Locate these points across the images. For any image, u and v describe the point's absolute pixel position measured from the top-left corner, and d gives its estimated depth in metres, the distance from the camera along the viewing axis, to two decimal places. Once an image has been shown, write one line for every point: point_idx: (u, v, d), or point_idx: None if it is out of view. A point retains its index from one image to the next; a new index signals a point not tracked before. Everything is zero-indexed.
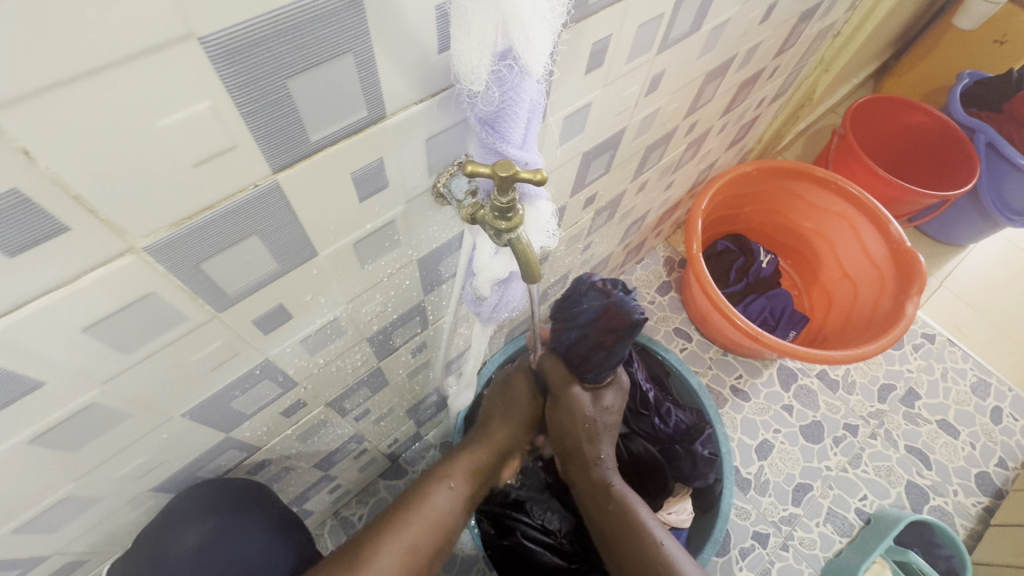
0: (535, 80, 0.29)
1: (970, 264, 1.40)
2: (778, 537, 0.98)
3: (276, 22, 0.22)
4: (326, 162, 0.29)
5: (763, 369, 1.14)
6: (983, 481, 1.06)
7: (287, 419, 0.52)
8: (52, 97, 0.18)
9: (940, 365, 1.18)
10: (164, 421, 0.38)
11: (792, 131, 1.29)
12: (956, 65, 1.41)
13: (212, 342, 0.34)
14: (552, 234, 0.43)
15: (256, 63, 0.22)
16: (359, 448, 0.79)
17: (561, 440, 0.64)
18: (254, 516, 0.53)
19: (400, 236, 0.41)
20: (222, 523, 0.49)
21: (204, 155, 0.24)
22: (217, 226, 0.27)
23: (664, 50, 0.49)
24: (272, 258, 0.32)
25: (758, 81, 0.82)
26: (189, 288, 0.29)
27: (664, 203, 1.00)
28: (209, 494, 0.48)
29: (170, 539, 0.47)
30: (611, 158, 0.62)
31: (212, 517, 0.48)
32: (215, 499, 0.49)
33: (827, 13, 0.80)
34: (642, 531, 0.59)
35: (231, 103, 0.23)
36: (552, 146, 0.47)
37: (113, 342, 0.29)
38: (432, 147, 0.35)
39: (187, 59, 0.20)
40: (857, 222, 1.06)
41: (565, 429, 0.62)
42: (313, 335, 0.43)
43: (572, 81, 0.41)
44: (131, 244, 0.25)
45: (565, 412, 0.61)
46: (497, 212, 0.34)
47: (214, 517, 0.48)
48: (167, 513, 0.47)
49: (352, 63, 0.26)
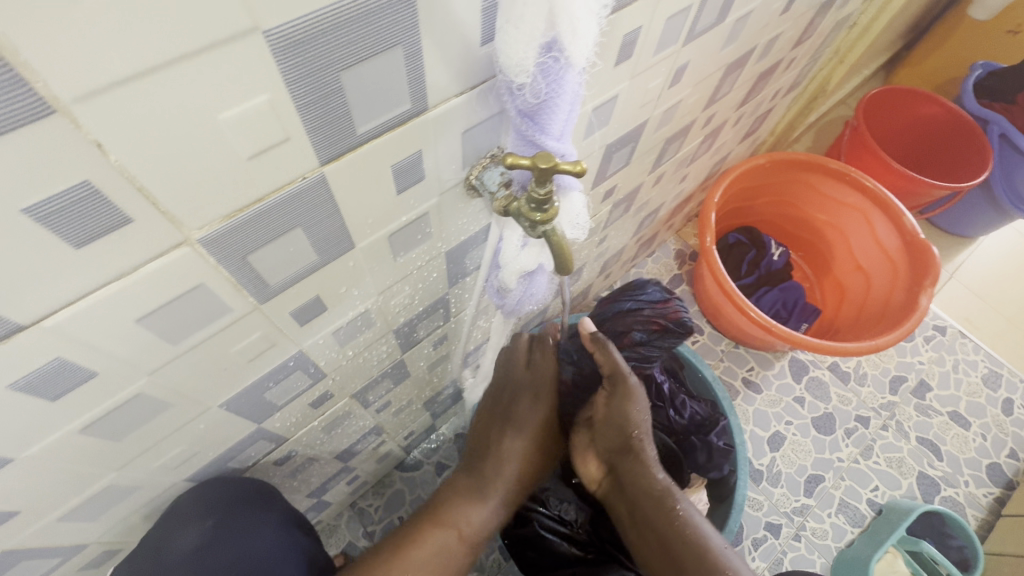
0: (577, 72, 0.30)
1: (980, 256, 1.40)
2: (790, 528, 0.99)
3: (335, 15, 0.22)
4: (369, 154, 0.29)
5: (774, 361, 1.14)
6: (994, 471, 1.07)
7: (315, 411, 0.53)
8: (125, 90, 0.19)
9: (951, 357, 1.18)
10: (203, 411, 0.38)
11: (804, 123, 1.28)
12: (969, 55, 1.40)
13: (252, 333, 0.35)
14: (581, 227, 0.43)
15: (314, 56, 0.22)
16: (377, 440, 0.79)
17: (615, 434, 0.62)
18: (269, 512, 0.52)
19: (431, 229, 0.41)
20: (227, 523, 0.47)
21: (259, 148, 0.24)
22: (265, 218, 0.28)
23: (689, 41, 0.49)
24: (313, 250, 0.33)
25: (775, 73, 0.82)
26: (235, 279, 0.30)
27: (677, 196, 1.00)
28: (215, 494, 0.47)
29: (172, 539, 0.46)
30: (632, 152, 0.62)
31: (214, 516, 0.47)
32: (218, 498, 0.47)
33: (844, 4, 0.79)
34: (696, 534, 0.55)
35: (287, 96, 0.23)
36: (579, 138, 0.47)
37: (161, 334, 0.29)
38: (468, 140, 0.35)
39: (252, 52, 0.21)
40: (870, 214, 1.06)
41: (622, 422, 0.61)
42: (345, 327, 0.44)
43: (603, 73, 0.41)
44: (187, 236, 0.25)
45: (619, 406, 0.60)
46: (533, 204, 0.34)
47: (215, 516, 0.47)
48: (172, 514, 0.46)
49: (401, 56, 0.26)
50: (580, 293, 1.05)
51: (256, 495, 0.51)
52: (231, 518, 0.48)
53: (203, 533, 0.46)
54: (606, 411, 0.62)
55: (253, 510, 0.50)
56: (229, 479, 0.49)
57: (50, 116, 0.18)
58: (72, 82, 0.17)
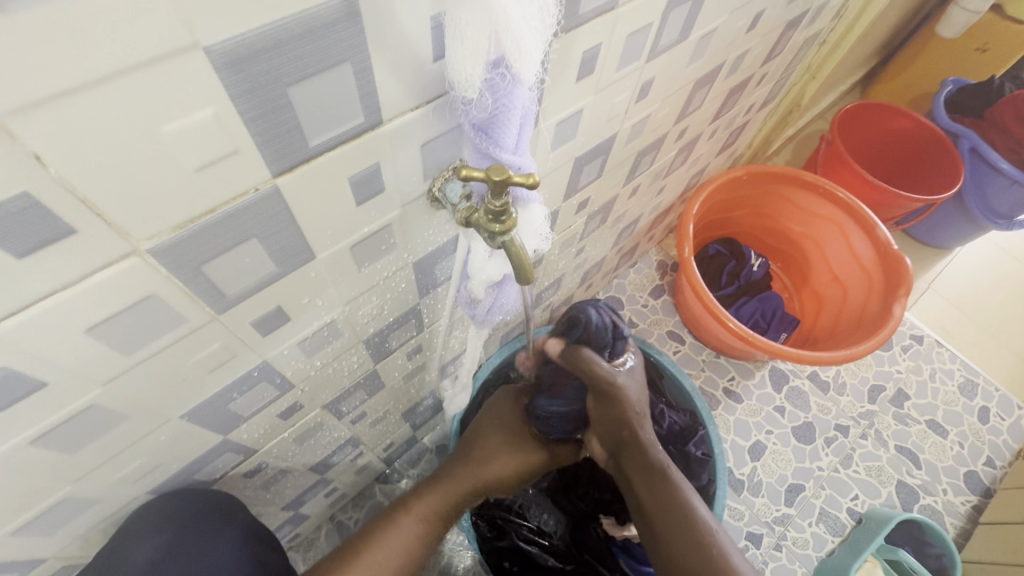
0: (527, 87, 0.30)
1: (955, 268, 1.43)
2: (771, 537, 0.99)
3: (276, 32, 0.22)
4: (325, 166, 0.30)
5: (755, 371, 1.15)
6: (972, 480, 1.08)
7: (284, 422, 0.53)
8: (63, 104, 0.19)
9: (928, 366, 1.20)
10: (163, 422, 0.38)
11: (781, 136, 1.31)
12: (941, 72, 1.45)
13: (212, 343, 0.35)
14: (545, 237, 0.44)
15: (259, 71, 0.23)
16: (355, 453, 0.79)
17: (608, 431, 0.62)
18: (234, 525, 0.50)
19: (396, 240, 0.42)
20: (183, 539, 0.45)
21: (206, 160, 0.25)
22: (218, 229, 0.28)
23: (653, 58, 0.51)
24: (271, 261, 0.33)
25: (747, 88, 0.84)
26: (189, 290, 0.30)
27: (656, 208, 1.02)
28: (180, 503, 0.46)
29: (125, 554, 0.44)
30: (603, 164, 0.63)
31: (169, 528, 0.45)
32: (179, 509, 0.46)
33: (812, 22, 0.82)
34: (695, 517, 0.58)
35: (233, 110, 0.24)
36: (544, 151, 0.48)
37: (113, 344, 0.29)
38: (428, 153, 0.36)
39: (192, 67, 0.21)
40: (845, 225, 1.08)
41: (614, 416, 0.59)
42: (311, 337, 0.44)
43: (564, 88, 0.43)
44: (136, 246, 0.25)
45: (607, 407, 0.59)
46: (491, 215, 0.35)
47: (171, 526, 0.45)
48: (132, 525, 0.45)
49: (350, 71, 0.27)
50: (561, 304, 1.05)
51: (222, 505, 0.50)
52: (187, 530, 0.46)
53: (155, 551, 0.44)
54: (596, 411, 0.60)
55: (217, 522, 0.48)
56: (198, 488, 0.49)
57: None
58: (8, 95, 0.18)
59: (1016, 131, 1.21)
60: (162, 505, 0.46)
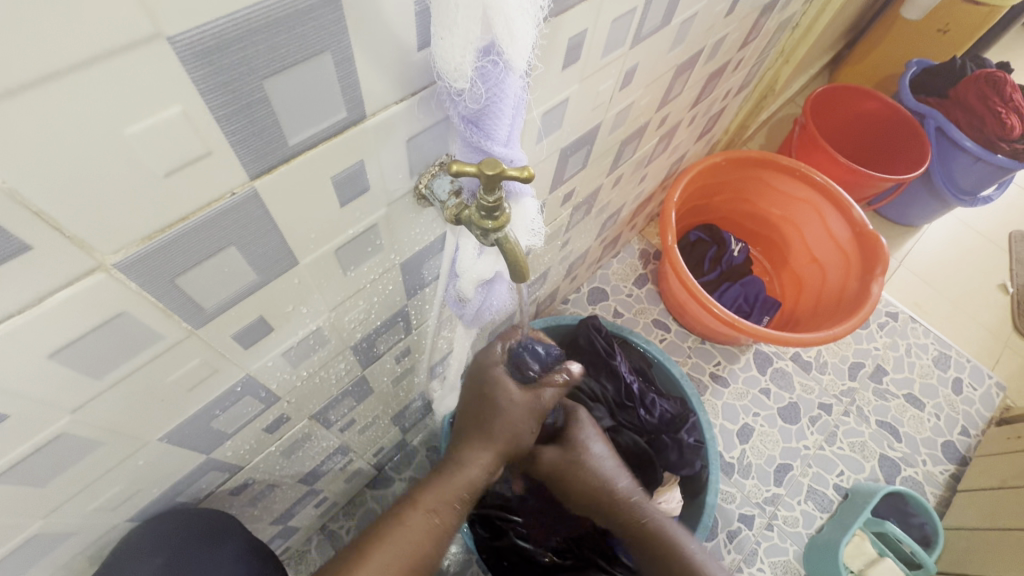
0: (518, 75, 0.29)
1: (925, 244, 1.48)
2: (762, 518, 1.01)
3: (250, 19, 0.20)
4: (307, 165, 0.28)
5: (739, 355, 1.17)
6: (949, 449, 1.11)
7: (270, 436, 0.50)
8: (7, 105, 0.17)
9: (903, 342, 1.23)
10: (140, 447, 0.35)
11: (755, 121, 1.32)
12: (905, 54, 1.48)
13: (191, 360, 0.33)
14: (537, 232, 0.43)
15: (231, 63, 0.21)
16: (344, 460, 0.77)
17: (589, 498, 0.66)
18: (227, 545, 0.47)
19: (382, 240, 0.40)
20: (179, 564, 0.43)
21: (177, 164, 0.22)
22: (192, 239, 0.26)
23: (637, 44, 0.50)
24: (251, 270, 0.31)
25: (724, 73, 0.84)
26: (163, 306, 0.28)
27: (637, 196, 1.01)
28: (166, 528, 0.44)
29: None
30: (588, 155, 0.62)
31: (163, 554, 0.42)
32: (175, 531, 0.44)
33: (786, 6, 0.82)
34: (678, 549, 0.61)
35: (203, 107, 0.21)
36: (530, 143, 0.47)
37: (81, 368, 0.27)
38: (414, 148, 0.34)
39: (156, 60, 0.19)
40: (822, 207, 1.10)
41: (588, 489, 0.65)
42: (296, 346, 0.42)
43: (551, 77, 0.41)
44: (100, 261, 0.23)
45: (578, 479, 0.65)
46: (483, 211, 0.34)
47: (165, 552, 0.43)
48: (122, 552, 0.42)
49: (330, 61, 0.25)
50: (546, 297, 1.04)
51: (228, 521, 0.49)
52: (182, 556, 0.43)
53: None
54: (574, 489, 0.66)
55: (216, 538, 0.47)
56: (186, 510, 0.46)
57: None
58: None
59: (981, 110, 1.25)
60: (150, 531, 0.43)
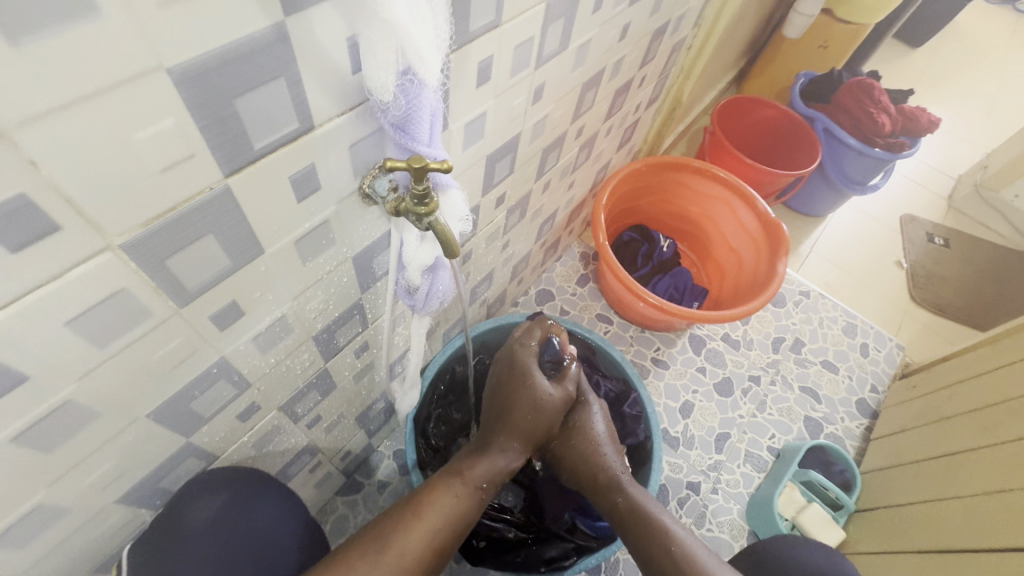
0: (432, 90, 0.38)
1: (831, 231, 1.67)
2: (708, 483, 1.11)
3: (224, 53, 0.28)
4: (268, 165, 0.36)
5: (676, 339, 1.29)
6: (862, 406, 1.26)
7: (243, 424, 0.56)
8: (54, 118, 0.24)
9: (817, 316, 1.38)
10: (130, 422, 0.41)
11: (671, 131, 1.48)
12: (795, 67, 1.69)
13: (175, 338, 0.39)
14: (466, 220, 0.51)
15: (210, 86, 0.29)
16: (313, 461, 0.81)
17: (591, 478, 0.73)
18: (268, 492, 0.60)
19: (334, 234, 0.47)
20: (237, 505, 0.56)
21: (170, 162, 0.30)
22: (178, 226, 0.33)
23: (540, 65, 0.60)
24: (225, 256, 0.38)
25: (630, 89, 0.97)
26: (154, 283, 0.34)
27: (570, 202, 1.13)
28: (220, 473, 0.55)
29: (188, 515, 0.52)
30: (513, 161, 0.72)
31: (225, 492, 0.55)
32: (230, 478, 0.56)
33: (676, 30, 0.96)
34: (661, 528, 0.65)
35: (190, 119, 0.29)
36: (457, 150, 0.56)
37: (88, 337, 0.33)
38: (355, 153, 0.42)
39: (158, 85, 0.26)
40: (733, 202, 1.25)
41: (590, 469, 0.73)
42: (264, 332, 0.48)
43: (466, 93, 0.51)
44: (109, 241, 0.30)
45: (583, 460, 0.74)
46: (416, 199, 0.42)
47: (225, 491, 0.55)
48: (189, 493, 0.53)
49: (284, 84, 0.32)
50: (496, 299, 1.13)
51: (264, 477, 0.61)
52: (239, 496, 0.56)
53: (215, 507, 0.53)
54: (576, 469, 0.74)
55: (259, 490, 0.59)
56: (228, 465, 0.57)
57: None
58: (18, 113, 0.23)
59: (858, 112, 1.45)
60: (208, 476, 0.54)
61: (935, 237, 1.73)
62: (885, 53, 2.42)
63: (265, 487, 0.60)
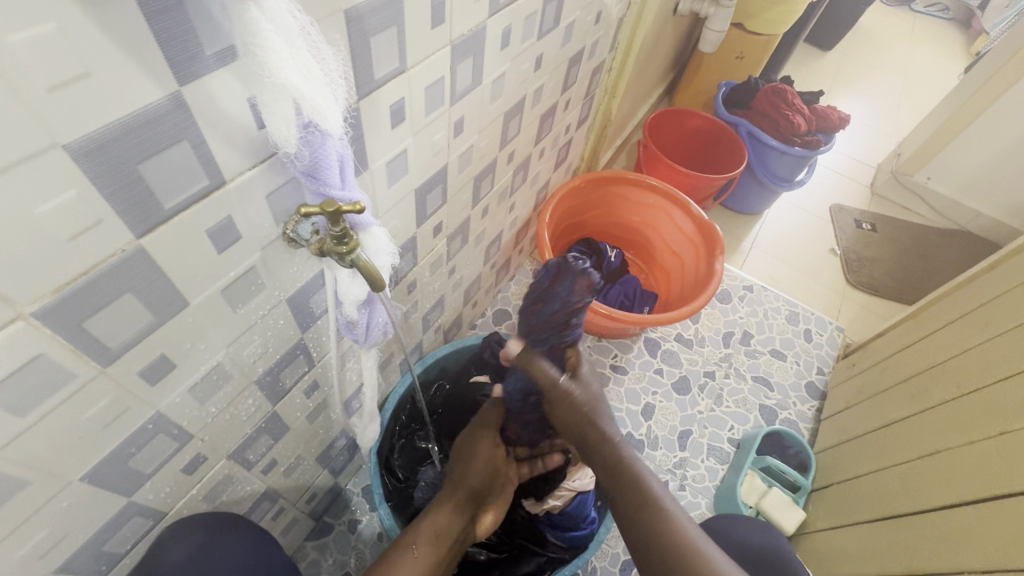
0: (336, 138, 0.40)
1: (768, 227, 1.77)
2: (675, 481, 1.14)
3: (122, 125, 0.30)
4: (182, 222, 0.37)
5: (632, 344, 1.33)
6: (811, 388, 1.32)
7: (190, 477, 0.56)
8: None
9: (761, 307, 1.46)
10: (63, 487, 0.41)
11: (607, 146, 1.55)
12: (716, 77, 1.81)
13: (103, 398, 0.40)
14: (393, 253, 0.53)
15: (112, 157, 0.31)
16: (274, 507, 0.81)
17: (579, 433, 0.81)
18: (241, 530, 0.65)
19: (263, 280, 0.49)
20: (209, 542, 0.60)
21: (77, 230, 0.31)
22: (92, 288, 0.34)
23: (456, 101, 0.64)
24: (148, 312, 0.39)
25: (557, 112, 1.02)
26: (74, 346, 0.35)
27: (514, 223, 1.17)
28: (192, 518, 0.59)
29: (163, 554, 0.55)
30: (444, 191, 0.75)
31: (198, 533, 0.59)
32: (202, 522, 0.60)
33: (592, 55, 1.03)
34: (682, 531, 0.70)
35: (94, 189, 0.31)
36: (381, 187, 0.59)
37: (7, 406, 0.33)
38: (273, 201, 0.44)
39: (56, 161, 0.28)
40: (670, 208, 1.32)
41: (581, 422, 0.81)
42: (200, 382, 0.49)
43: (382, 134, 0.54)
44: (20, 311, 0.31)
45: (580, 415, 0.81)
46: (335, 240, 0.44)
47: (198, 531, 0.59)
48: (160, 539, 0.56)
49: (188, 147, 0.35)
50: (451, 324, 1.15)
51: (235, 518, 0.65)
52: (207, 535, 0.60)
53: (191, 547, 0.57)
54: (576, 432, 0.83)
55: (229, 530, 0.63)
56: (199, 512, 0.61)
57: None
58: None
59: (776, 115, 1.56)
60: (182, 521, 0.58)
61: (863, 223, 1.85)
62: (801, 57, 2.60)
63: (237, 528, 0.64)
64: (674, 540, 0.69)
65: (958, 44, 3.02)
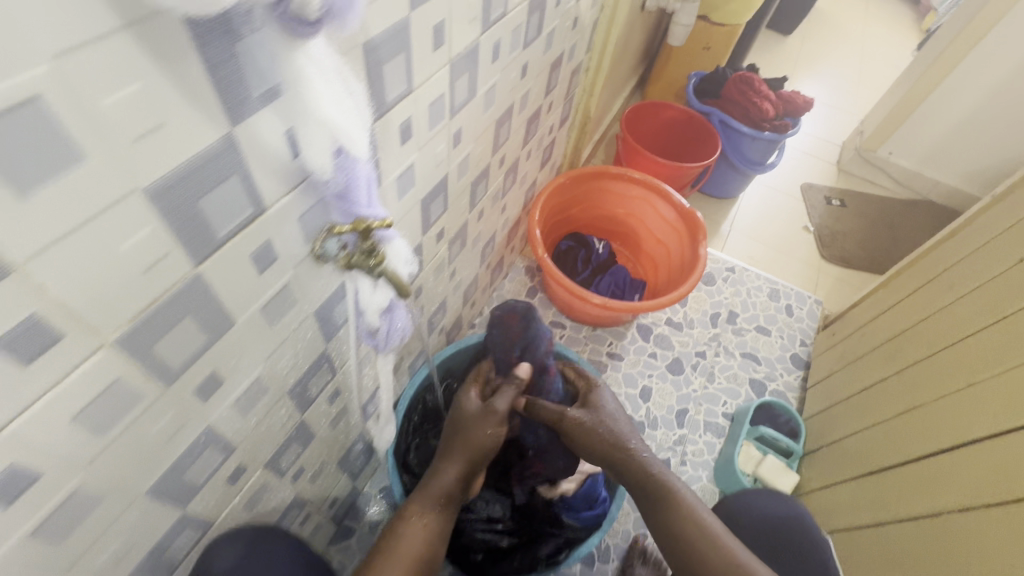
0: (364, 162, 0.44)
1: (744, 209, 1.85)
2: (676, 457, 1.21)
3: (189, 166, 0.34)
4: (232, 247, 0.41)
5: (625, 331, 1.39)
6: (796, 359, 1.40)
7: (234, 487, 0.59)
8: (56, 247, 0.29)
9: (744, 287, 1.53)
10: (131, 501, 0.44)
11: (587, 142, 1.60)
12: (686, 68, 1.87)
13: (165, 415, 0.43)
14: (411, 262, 0.57)
15: (179, 194, 0.34)
16: (302, 513, 0.84)
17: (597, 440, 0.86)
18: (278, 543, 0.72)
19: (295, 296, 0.52)
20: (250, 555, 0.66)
21: (151, 263, 0.35)
22: (159, 315, 0.37)
23: (455, 114, 0.68)
24: (202, 333, 0.42)
25: (541, 115, 1.07)
26: (144, 369, 0.38)
27: (506, 223, 1.21)
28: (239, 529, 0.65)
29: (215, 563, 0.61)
30: (445, 199, 0.79)
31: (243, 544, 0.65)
32: (245, 532, 0.66)
33: (571, 58, 1.07)
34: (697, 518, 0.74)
35: (165, 225, 0.34)
36: (393, 199, 0.62)
37: (91, 428, 0.37)
38: (304, 222, 0.48)
39: (136, 203, 0.32)
40: (652, 199, 1.37)
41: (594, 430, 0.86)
42: (243, 396, 0.52)
43: (393, 152, 0.57)
44: (103, 340, 0.34)
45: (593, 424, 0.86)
46: (364, 254, 0.48)
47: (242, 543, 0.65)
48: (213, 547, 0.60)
49: (238, 180, 0.38)
50: (453, 325, 1.19)
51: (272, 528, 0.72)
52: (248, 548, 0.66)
53: (235, 558, 0.64)
54: (584, 428, 0.87)
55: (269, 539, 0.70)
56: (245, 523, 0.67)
57: (11, 275, 0.27)
58: (28, 248, 0.27)
59: (745, 102, 1.62)
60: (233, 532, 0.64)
61: (832, 199, 1.94)
62: (763, 43, 2.69)
63: (273, 540, 0.71)
64: (704, 535, 0.72)
65: (909, 21, 3.15)
